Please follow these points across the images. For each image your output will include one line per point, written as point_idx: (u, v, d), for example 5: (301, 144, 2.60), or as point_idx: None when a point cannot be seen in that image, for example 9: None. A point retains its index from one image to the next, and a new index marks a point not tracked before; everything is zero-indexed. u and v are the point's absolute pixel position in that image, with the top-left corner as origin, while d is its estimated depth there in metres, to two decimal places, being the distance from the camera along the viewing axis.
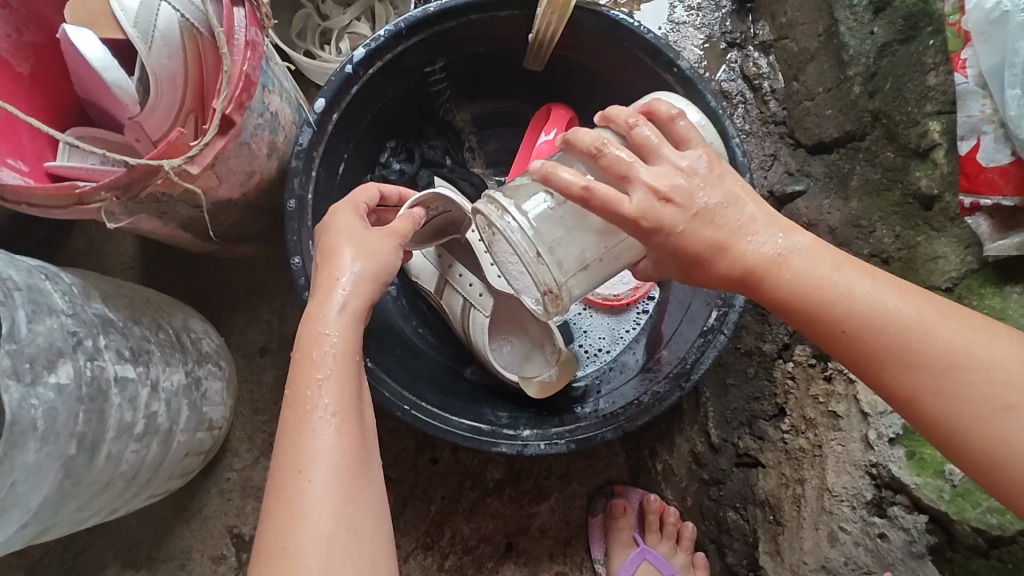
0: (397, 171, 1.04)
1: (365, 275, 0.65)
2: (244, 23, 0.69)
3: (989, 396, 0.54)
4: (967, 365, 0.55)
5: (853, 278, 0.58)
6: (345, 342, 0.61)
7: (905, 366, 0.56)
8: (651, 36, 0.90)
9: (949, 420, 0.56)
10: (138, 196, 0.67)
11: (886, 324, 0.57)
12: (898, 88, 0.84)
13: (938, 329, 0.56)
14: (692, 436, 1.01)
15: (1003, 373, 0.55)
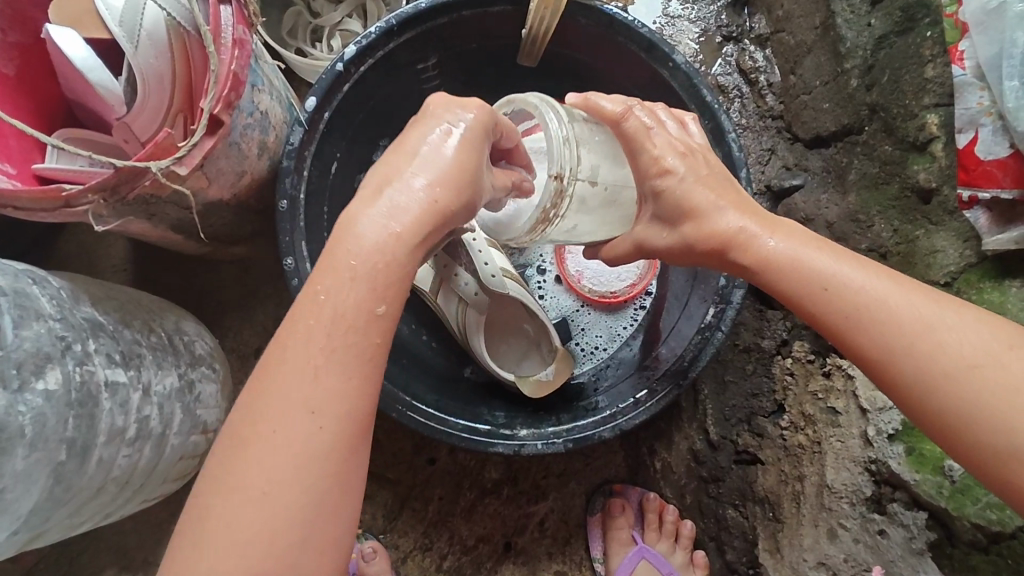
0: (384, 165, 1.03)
1: (431, 202, 0.51)
2: (231, 21, 0.68)
3: (956, 355, 0.55)
4: (935, 326, 0.56)
5: (825, 254, 0.61)
6: (358, 284, 0.49)
7: (880, 330, 0.57)
8: (645, 30, 0.89)
9: (919, 385, 0.56)
10: (126, 197, 0.65)
11: (861, 293, 0.58)
12: (895, 80, 0.83)
13: (910, 301, 0.58)
14: (690, 433, 1.01)
15: (973, 339, 0.55)
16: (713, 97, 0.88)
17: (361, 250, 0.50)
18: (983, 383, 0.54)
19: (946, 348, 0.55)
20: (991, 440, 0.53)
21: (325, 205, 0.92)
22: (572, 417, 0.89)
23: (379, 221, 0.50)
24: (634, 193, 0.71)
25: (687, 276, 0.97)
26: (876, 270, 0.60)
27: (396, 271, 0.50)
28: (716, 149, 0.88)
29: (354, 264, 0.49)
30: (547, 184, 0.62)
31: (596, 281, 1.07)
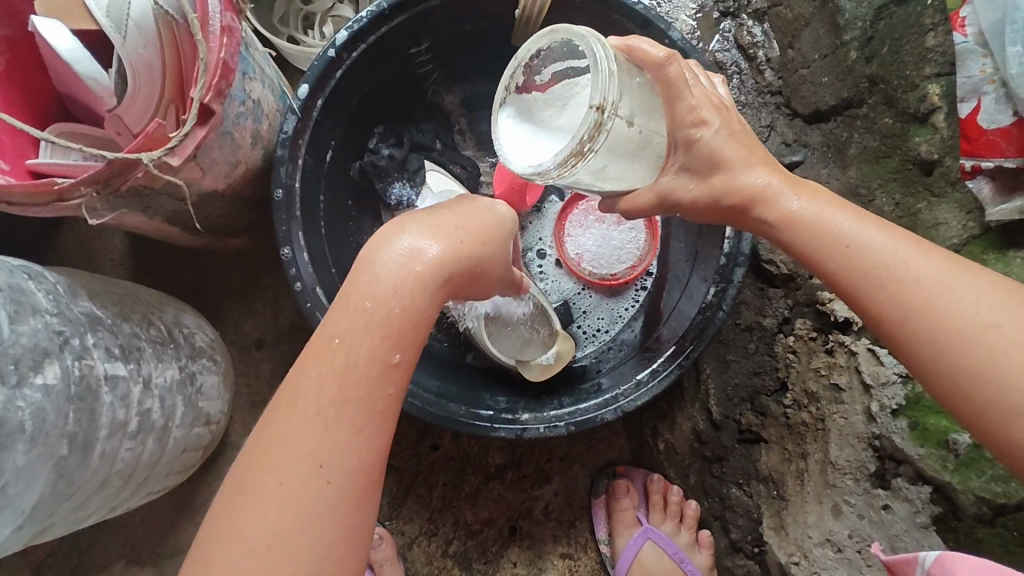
0: (385, 156, 1.00)
1: (460, 250, 0.54)
2: (219, 8, 0.66)
3: (974, 315, 0.55)
4: (954, 287, 0.56)
5: (846, 215, 0.60)
6: (389, 303, 0.52)
7: (901, 288, 0.57)
8: (641, 7, 0.88)
9: (936, 343, 0.55)
10: (119, 190, 0.64)
11: (882, 251, 0.58)
12: (896, 51, 0.82)
13: (926, 264, 0.57)
14: (693, 414, 1.00)
15: (989, 301, 0.55)
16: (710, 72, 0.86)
17: (379, 287, 0.52)
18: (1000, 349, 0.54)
19: (963, 314, 0.55)
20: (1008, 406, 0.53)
21: (321, 193, 0.92)
22: (574, 400, 0.88)
23: (403, 256, 0.53)
24: (665, 142, 0.64)
25: (687, 254, 0.97)
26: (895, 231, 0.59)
27: (419, 307, 0.53)
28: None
29: (372, 303, 0.52)
30: (590, 119, 0.55)
31: (596, 264, 1.04)
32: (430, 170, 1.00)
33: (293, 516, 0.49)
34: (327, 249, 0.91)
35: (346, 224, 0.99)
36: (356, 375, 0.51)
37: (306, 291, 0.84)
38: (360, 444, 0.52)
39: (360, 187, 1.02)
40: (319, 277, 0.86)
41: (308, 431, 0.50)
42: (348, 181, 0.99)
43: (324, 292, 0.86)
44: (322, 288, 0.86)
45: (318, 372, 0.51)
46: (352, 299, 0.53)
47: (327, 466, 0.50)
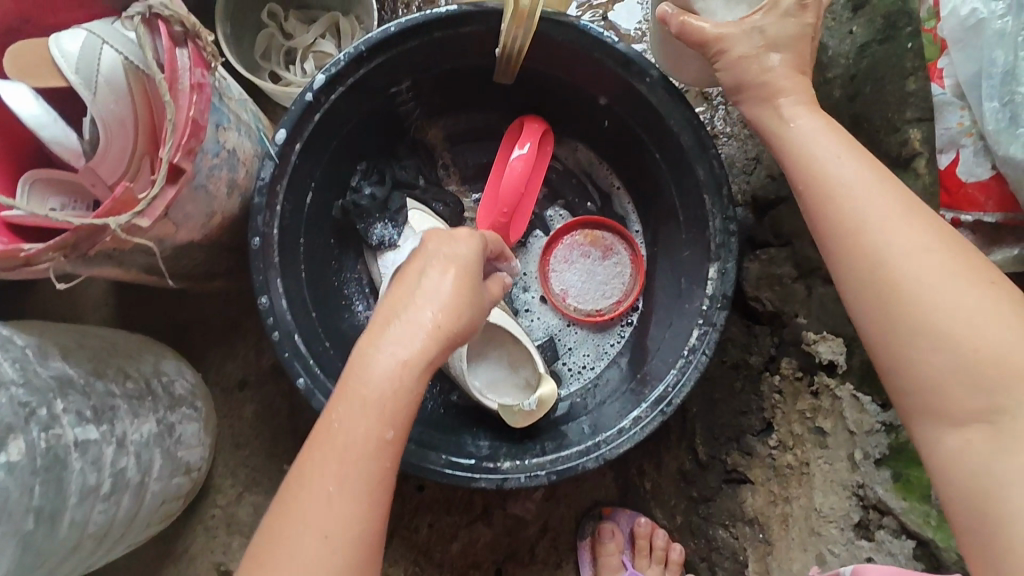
0: (368, 195, 0.98)
1: (439, 327, 0.55)
2: (188, 65, 0.66)
3: (916, 261, 0.60)
4: (898, 235, 0.62)
5: (848, 166, 0.67)
6: (383, 377, 0.53)
7: (863, 220, 0.63)
8: (622, 46, 0.85)
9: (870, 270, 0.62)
10: (87, 253, 0.64)
11: (845, 185, 0.66)
12: (878, 92, 0.80)
13: (898, 219, 0.62)
14: (679, 453, 1.00)
15: (932, 261, 0.60)
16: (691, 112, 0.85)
17: (370, 377, 0.53)
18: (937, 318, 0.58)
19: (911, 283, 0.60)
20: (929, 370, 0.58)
21: (301, 236, 0.91)
22: (557, 445, 0.88)
23: (396, 341, 0.54)
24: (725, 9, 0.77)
25: (672, 292, 0.96)
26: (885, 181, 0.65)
27: (410, 388, 0.53)
28: (697, 165, 0.86)
29: (366, 392, 0.53)
30: None
31: (581, 300, 1.04)
32: (413, 209, 0.99)
33: None
34: (307, 293, 0.90)
35: (328, 263, 0.98)
36: (358, 454, 0.52)
37: (282, 340, 0.82)
38: (361, 513, 0.52)
39: (343, 225, 1.01)
40: (298, 324, 0.85)
41: (311, 501, 0.51)
42: (330, 221, 0.98)
43: (303, 338, 0.85)
44: (300, 335, 0.85)
45: (323, 449, 0.53)
46: (349, 387, 0.54)
47: (327, 536, 0.51)
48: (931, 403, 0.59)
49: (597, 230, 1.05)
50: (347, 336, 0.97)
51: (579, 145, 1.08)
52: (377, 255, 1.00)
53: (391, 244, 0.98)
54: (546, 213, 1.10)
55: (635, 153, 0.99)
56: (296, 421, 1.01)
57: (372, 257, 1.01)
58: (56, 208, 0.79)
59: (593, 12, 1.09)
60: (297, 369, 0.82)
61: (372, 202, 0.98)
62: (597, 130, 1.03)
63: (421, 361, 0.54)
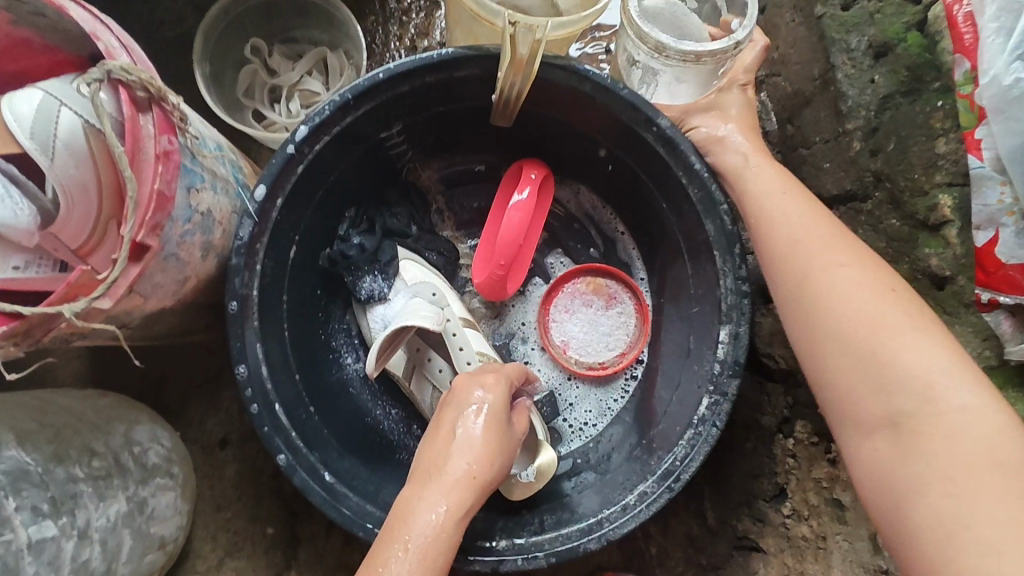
0: (356, 245, 0.94)
1: (475, 476, 0.59)
2: (153, 132, 0.60)
3: (849, 302, 0.62)
4: (841, 275, 0.64)
5: (792, 208, 0.71)
6: (426, 517, 0.56)
7: (805, 262, 0.66)
8: (627, 92, 0.79)
9: (812, 307, 0.64)
10: (41, 339, 0.58)
11: (790, 231, 0.69)
12: (901, 151, 0.75)
13: (828, 253, 0.66)
14: (687, 517, 0.96)
15: (867, 304, 0.61)
16: (702, 164, 0.79)
17: (413, 526, 0.55)
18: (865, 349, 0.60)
19: (838, 314, 0.62)
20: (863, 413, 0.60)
21: (285, 292, 0.85)
22: (556, 520, 0.83)
23: (437, 491, 0.57)
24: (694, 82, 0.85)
25: (679, 350, 0.90)
26: (827, 225, 0.68)
27: (452, 539, 0.56)
28: (707, 220, 0.80)
29: (409, 540, 0.54)
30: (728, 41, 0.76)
31: (583, 352, 0.99)
32: (405, 260, 0.95)
33: None
34: (291, 354, 0.85)
35: (315, 316, 0.92)
36: None
37: (262, 414, 0.76)
38: None
39: (331, 274, 0.95)
40: (277, 390, 0.79)
41: None
42: (316, 271, 0.92)
43: (283, 407, 0.79)
44: (281, 404, 0.79)
45: None
46: (390, 533, 0.56)
47: None
48: (858, 422, 0.60)
49: (600, 278, 1.00)
50: (335, 394, 0.92)
51: (582, 187, 1.02)
52: (365, 309, 0.97)
53: (381, 298, 0.95)
54: (547, 260, 1.05)
55: (641, 201, 0.93)
56: (282, 481, 0.96)
57: (361, 311, 0.97)
58: (18, 267, 0.72)
59: (594, 46, 1.05)
60: (278, 444, 0.76)
61: (362, 253, 0.94)
62: (599, 174, 0.97)
63: (458, 505, 0.57)
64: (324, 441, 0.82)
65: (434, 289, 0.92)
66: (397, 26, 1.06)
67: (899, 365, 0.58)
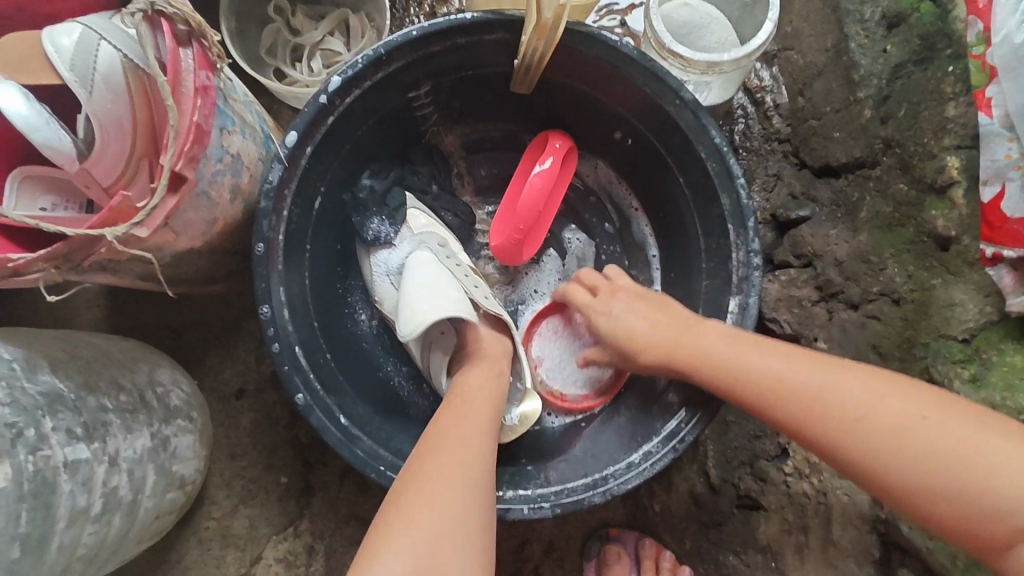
0: (366, 188, 0.95)
1: (496, 373, 0.80)
2: (193, 66, 0.62)
3: (887, 426, 0.60)
4: (860, 408, 0.61)
5: (744, 349, 0.70)
6: (476, 395, 0.75)
7: (834, 402, 0.62)
8: (654, 67, 0.81)
9: (874, 442, 0.60)
10: (80, 264, 0.60)
11: (759, 375, 0.67)
12: (913, 116, 0.78)
13: (832, 380, 0.64)
14: (690, 475, 0.98)
15: (890, 415, 0.60)
16: (724, 142, 0.82)
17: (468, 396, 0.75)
18: (923, 452, 0.58)
19: (878, 420, 0.60)
20: (938, 509, 0.58)
21: (308, 243, 0.86)
22: (562, 476, 0.85)
23: (478, 378, 0.78)
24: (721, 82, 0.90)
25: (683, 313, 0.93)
26: (762, 347, 0.69)
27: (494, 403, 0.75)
28: (725, 193, 0.83)
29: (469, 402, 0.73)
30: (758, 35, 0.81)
31: (551, 376, 1.00)
32: (413, 208, 0.96)
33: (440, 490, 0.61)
34: (311, 301, 0.87)
35: (334, 270, 0.94)
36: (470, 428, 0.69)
37: (283, 353, 0.78)
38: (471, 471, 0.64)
39: (350, 230, 0.97)
40: (297, 333, 0.81)
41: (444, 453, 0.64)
42: (338, 224, 0.94)
43: (303, 350, 0.81)
44: (301, 348, 0.81)
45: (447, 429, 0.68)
46: (425, 457, 0.64)
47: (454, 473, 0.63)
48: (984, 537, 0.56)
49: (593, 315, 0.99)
50: (348, 347, 0.93)
51: (600, 161, 1.04)
52: (369, 251, 0.95)
53: (387, 242, 0.94)
54: (564, 234, 1.06)
55: (655, 172, 0.95)
56: (297, 432, 0.98)
57: (364, 252, 0.96)
58: (46, 209, 0.75)
59: (610, 18, 1.05)
60: (297, 383, 0.78)
61: (372, 195, 0.94)
62: (617, 148, 0.99)
63: (492, 385, 0.78)
64: (341, 389, 0.85)
65: (441, 240, 0.94)
66: None
67: (962, 452, 0.57)
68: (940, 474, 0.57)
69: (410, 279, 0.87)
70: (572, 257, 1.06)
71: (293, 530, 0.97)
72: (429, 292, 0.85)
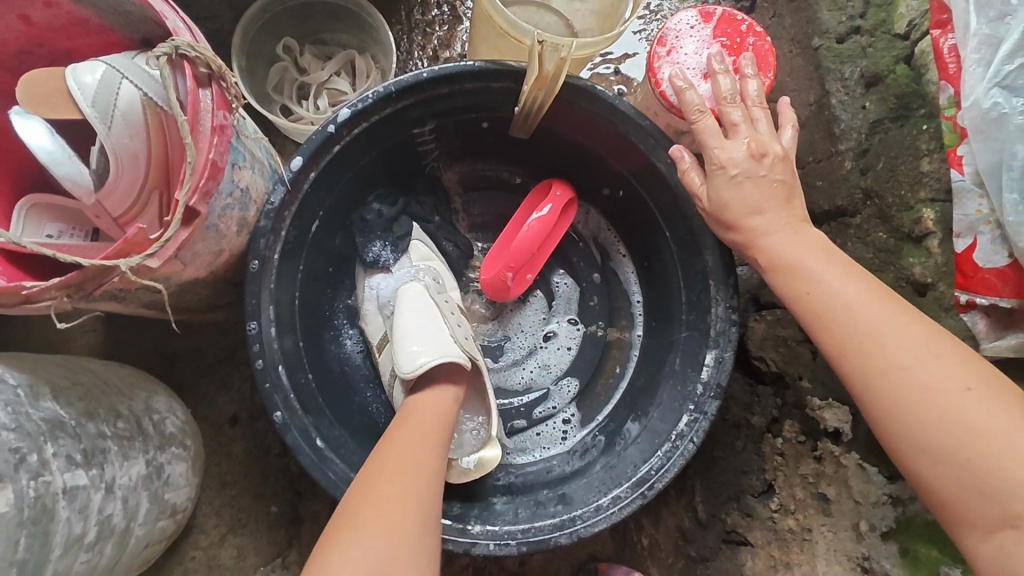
0: (376, 212, 0.97)
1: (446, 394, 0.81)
2: (211, 106, 0.65)
3: (929, 391, 0.62)
4: (909, 375, 0.63)
5: (839, 274, 0.70)
6: (423, 417, 0.76)
7: (890, 348, 0.64)
8: (647, 123, 0.86)
9: (908, 395, 0.62)
10: (92, 293, 0.62)
11: (836, 303, 0.68)
12: (892, 170, 0.83)
13: (907, 326, 0.65)
14: (678, 511, 1.00)
15: (942, 380, 0.62)
16: None
17: (412, 417, 0.76)
18: (934, 417, 0.61)
19: (922, 379, 0.62)
20: (938, 470, 0.61)
21: (301, 264, 0.87)
22: (530, 513, 0.85)
23: (422, 398, 0.80)
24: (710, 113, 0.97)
25: (666, 348, 0.95)
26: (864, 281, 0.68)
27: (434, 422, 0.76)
28: (706, 251, 0.87)
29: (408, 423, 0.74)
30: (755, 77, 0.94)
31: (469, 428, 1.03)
32: (415, 239, 0.99)
33: (373, 521, 0.61)
34: (298, 322, 0.88)
35: (323, 292, 0.95)
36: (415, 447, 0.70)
37: (266, 369, 0.79)
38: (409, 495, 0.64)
39: (347, 260, 0.99)
40: (284, 353, 0.82)
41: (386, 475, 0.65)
42: (332, 248, 0.95)
43: (287, 369, 0.82)
44: (284, 366, 0.82)
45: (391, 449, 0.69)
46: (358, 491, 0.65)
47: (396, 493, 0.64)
48: (960, 507, 0.60)
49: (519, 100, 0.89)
50: (333, 373, 0.94)
51: (592, 209, 1.07)
52: (366, 273, 0.97)
53: (385, 266, 0.96)
54: (553, 278, 1.08)
55: (640, 217, 0.98)
56: (288, 461, 0.97)
57: (361, 274, 0.98)
58: (52, 235, 0.76)
59: (605, 66, 1.10)
60: (275, 402, 0.78)
61: (380, 220, 0.97)
62: (606, 199, 1.03)
63: (443, 406, 0.79)
64: (319, 409, 0.85)
65: (435, 275, 0.96)
66: (421, 35, 1.12)
67: (970, 426, 0.60)
68: (965, 463, 0.59)
69: (404, 319, 0.87)
70: (559, 301, 1.07)
71: (281, 561, 0.95)
72: (423, 334, 0.84)
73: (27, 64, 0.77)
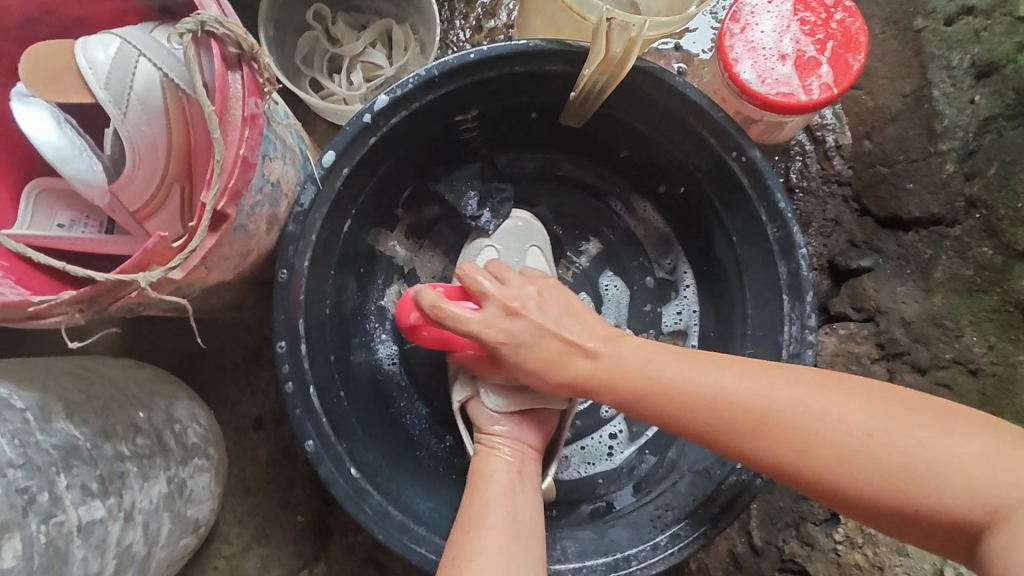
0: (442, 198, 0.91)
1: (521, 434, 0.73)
2: (242, 93, 0.56)
3: (923, 461, 0.52)
4: (890, 451, 0.53)
5: (686, 369, 0.61)
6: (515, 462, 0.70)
7: (863, 442, 0.54)
8: (722, 116, 0.76)
9: (907, 476, 0.52)
10: (106, 308, 0.55)
11: (744, 406, 0.57)
12: (1005, 176, 0.74)
13: (833, 401, 0.56)
14: (731, 534, 0.92)
15: (920, 449, 0.53)
16: (788, 204, 0.77)
17: (491, 464, 0.70)
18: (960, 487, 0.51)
19: (905, 451, 0.53)
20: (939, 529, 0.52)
21: (332, 265, 0.79)
22: (580, 548, 0.79)
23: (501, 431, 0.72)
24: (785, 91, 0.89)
25: None
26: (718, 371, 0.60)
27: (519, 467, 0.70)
28: (782, 262, 0.78)
29: (490, 474, 0.69)
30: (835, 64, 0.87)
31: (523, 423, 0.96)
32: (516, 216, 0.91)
33: None
34: (328, 327, 0.80)
35: (354, 291, 0.87)
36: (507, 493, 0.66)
37: (297, 385, 0.72)
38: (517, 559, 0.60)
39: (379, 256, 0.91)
40: (314, 366, 0.75)
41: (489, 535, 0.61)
42: (366, 243, 0.87)
43: (318, 382, 0.75)
44: (315, 379, 0.75)
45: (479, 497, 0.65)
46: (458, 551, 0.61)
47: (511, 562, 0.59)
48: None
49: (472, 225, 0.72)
50: (363, 380, 0.86)
51: (648, 204, 0.97)
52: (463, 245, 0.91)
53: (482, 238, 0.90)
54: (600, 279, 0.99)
55: (703, 218, 0.89)
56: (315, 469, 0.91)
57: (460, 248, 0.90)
58: (63, 225, 0.68)
59: (665, 41, 0.99)
60: (306, 420, 0.72)
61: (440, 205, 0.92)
62: (665, 194, 0.94)
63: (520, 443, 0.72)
64: (352, 426, 0.78)
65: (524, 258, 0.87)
66: (463, 2, 1.01)
67: (972, 463, 0.51)
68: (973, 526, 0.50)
69: None
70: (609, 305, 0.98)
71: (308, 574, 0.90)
72: None
73: (34, 33, 0.68)
